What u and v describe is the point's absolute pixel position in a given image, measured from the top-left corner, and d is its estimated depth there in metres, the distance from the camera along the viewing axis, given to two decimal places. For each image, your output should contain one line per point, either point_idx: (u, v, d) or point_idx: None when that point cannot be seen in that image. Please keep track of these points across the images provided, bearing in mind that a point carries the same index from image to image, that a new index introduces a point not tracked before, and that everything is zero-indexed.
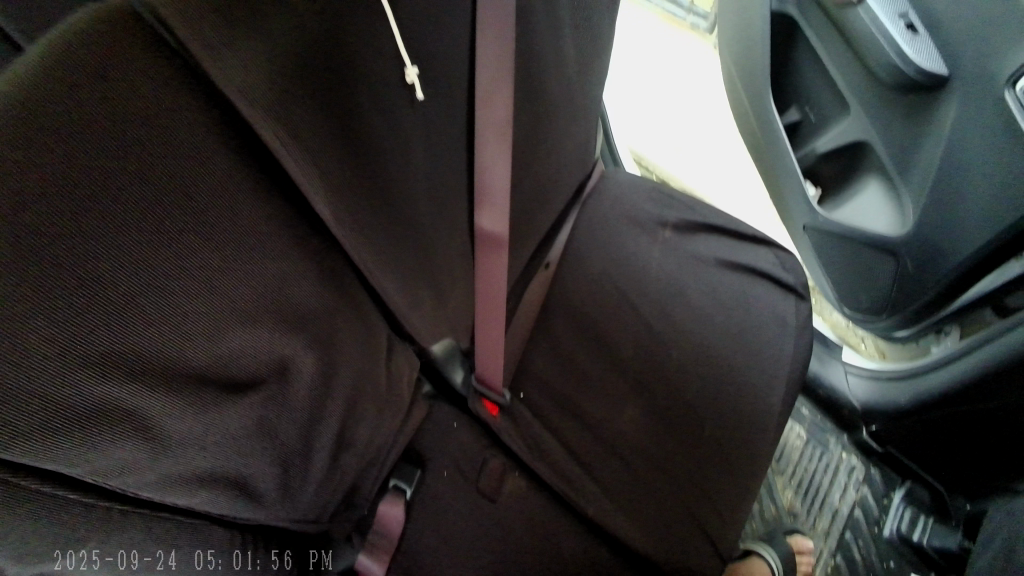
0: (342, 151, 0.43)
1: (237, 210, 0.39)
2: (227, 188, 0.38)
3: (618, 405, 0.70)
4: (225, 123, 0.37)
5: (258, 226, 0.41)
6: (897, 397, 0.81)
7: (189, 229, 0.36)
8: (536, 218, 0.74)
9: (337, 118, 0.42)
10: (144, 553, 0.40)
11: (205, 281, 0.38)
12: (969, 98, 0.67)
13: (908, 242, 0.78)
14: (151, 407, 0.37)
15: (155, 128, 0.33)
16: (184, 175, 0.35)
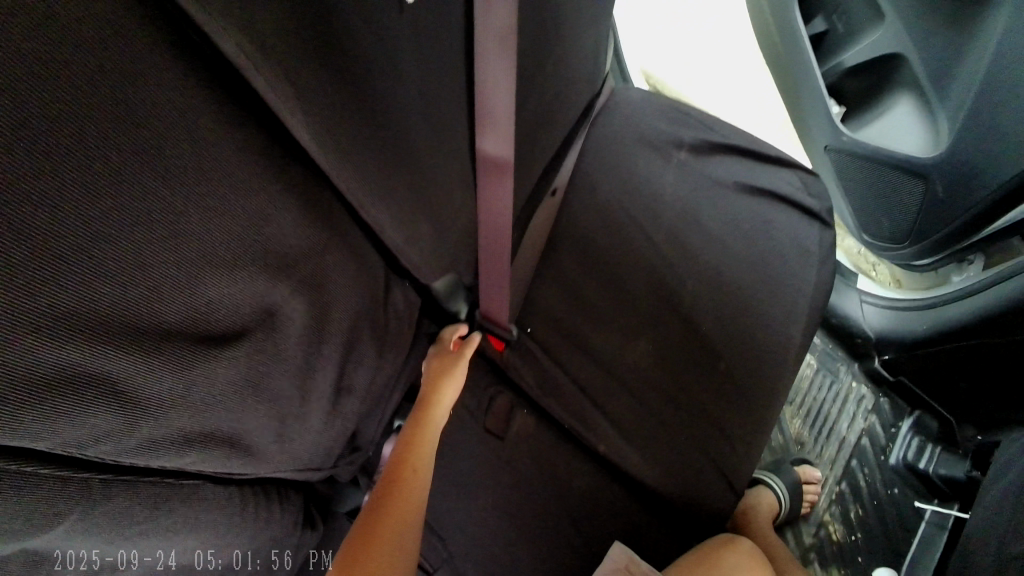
0: (316, 55, 0.36)
1: (200, 139, 0.33)
2: (186, 112, 0.32)
3: (631, 337, 0.65)
4: (172, 32, 0.31)
5: (231, 156, 0.35)
6: (914, 327, 0.79)
7: (144, 163, 0.31)
8: (541, 140, 0.68)
9: (307, 20, 0.35)
10: (139, 524, 0.38)
11: (172, 223, 0.33)
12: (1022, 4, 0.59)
13: (941, 164, 0.71)
14: (121, 369, 0.33)
15: (83, 42, 0.27)
16: (129, 99, 0.29)
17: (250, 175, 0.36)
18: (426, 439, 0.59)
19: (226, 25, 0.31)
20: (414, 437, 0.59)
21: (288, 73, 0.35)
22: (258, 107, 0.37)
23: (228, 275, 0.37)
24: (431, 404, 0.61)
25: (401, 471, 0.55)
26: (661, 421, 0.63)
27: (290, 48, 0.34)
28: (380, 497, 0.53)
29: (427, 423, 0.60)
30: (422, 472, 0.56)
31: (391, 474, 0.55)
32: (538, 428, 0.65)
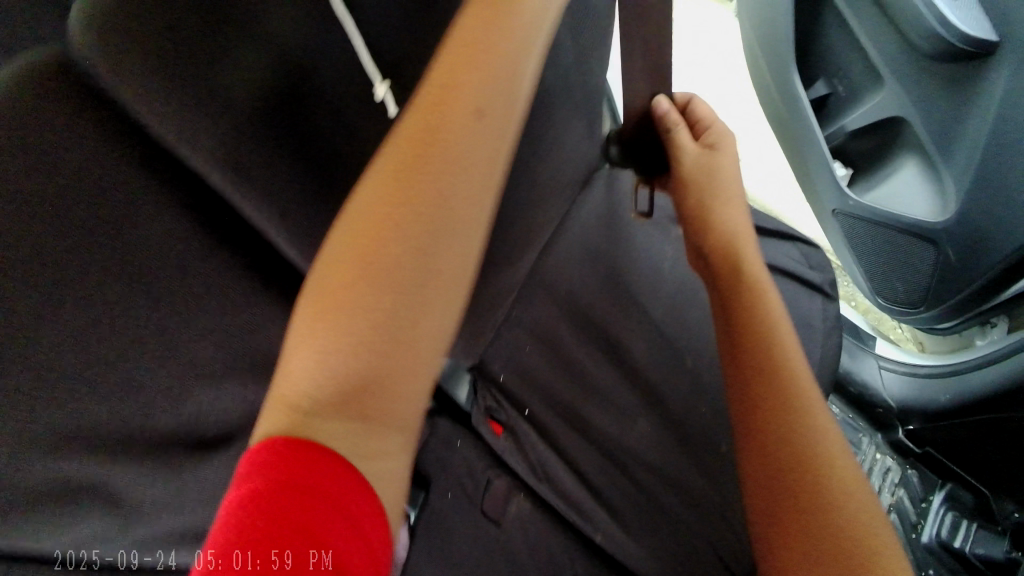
0: (296, 169, 0.41)
1: (190, 266, 0.39)
2: (182, 249, 0.38)
3: (631, 416, 0.60)
4: (174, 180, 0.37)
5: (213, 276, 0.40)
6: (937, 393, 0.77)
7: (141, 300, 0.37)
8: (541, 216, 0.67)
9: (278, 139, 0.39)
10: (144, 554, 0.42)
11: (161, 345, 0.38)
12: (1022, 66, 0.64)
13: (951, 230, 0.72)
14: (84, 467, 0.36)
15: (107, 212, 0.35)
16: (141, 248, 0.36)
17: (231, 293, 0.41)
18: (348, 332, 0.32)
19: (205, 153, 0.36)
20: (339, 313, 0.32)
21: (262, 192, 0.39)
22: (229, 224, 0.41)
23: (216, 382, 0.42)
24: (372, 240, 0.33)
25: (329, 370, 0.31)
26: (665, 510, 0.57)
27: (276, 169, 0.40)
28: (342, 329, 0.32)
29: (422, 274, 0.33)
30: (423, 327, 0.34)
31: (333, 301, 0.32)
32: (537, 513, 0.60)
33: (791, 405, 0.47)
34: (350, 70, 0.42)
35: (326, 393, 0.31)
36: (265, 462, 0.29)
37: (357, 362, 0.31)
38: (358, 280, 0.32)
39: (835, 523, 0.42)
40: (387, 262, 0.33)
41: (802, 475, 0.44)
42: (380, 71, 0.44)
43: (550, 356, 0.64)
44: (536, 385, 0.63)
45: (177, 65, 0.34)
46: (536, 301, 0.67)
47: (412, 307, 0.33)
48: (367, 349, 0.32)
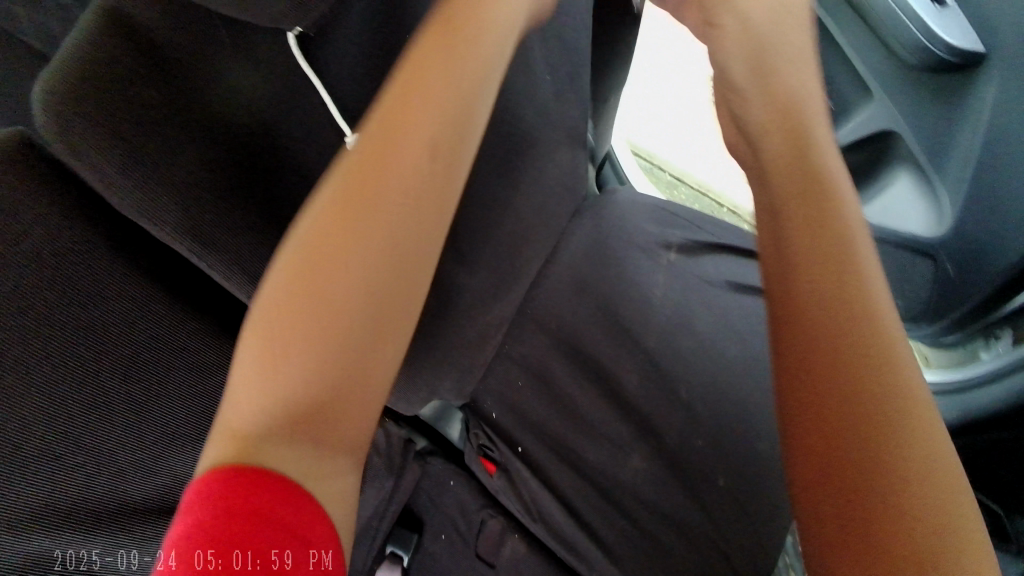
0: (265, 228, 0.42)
1: (157, 329, 0.42)
2: (149, 316, 0.41)
3: (625, 452, 0.60)
4: (135, 250, 0.41)
5: (177, 340, 0.43)
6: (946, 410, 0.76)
7: (113, 366, 0.40)
8: (530, 249, 0.66)
9: (238, 201, 0.41)
10: (144, 553, 0.44)
11: (130, 407, 0.41)
12: (1011, 77, 0.63)
13: (948, 245, 0.72)
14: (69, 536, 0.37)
15: (77, 285, 0.38)
16: (111, 316, 0.39)
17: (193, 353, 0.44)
18: (309, 328, 0.29)
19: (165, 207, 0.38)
20: (295, 311, 0.29)
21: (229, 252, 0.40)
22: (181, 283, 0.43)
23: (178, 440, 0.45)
24: (336, 234, 0.31)
25: (291, 375, 0.28)
26: (660, 546, 0.56)
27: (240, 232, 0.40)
28: (298, 339, 0.29)
29: (390, 268, 0.31)
30: (395, 328, 0.31)
31: (291, 300, 0.29)
32: (532, 553, 0.59)
33: (868, 356, 0.30)
34: None
35: (284, 397, 0.28)
36: (224, 482, 0.25)
37: (324, 371, 0.28)
38: (317, 276, 0.30)
39: (940, 545, 0.26)
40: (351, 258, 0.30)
41: (864, 472, 0.28)
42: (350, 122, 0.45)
43: (542, 391, 0.63)
44: (529, 421, 0.62)
45: (141, 142, 0.37)
46: (527, 335, 0.66)
47: (379, 300, 0.31)
48: (329, 359, 0.28)
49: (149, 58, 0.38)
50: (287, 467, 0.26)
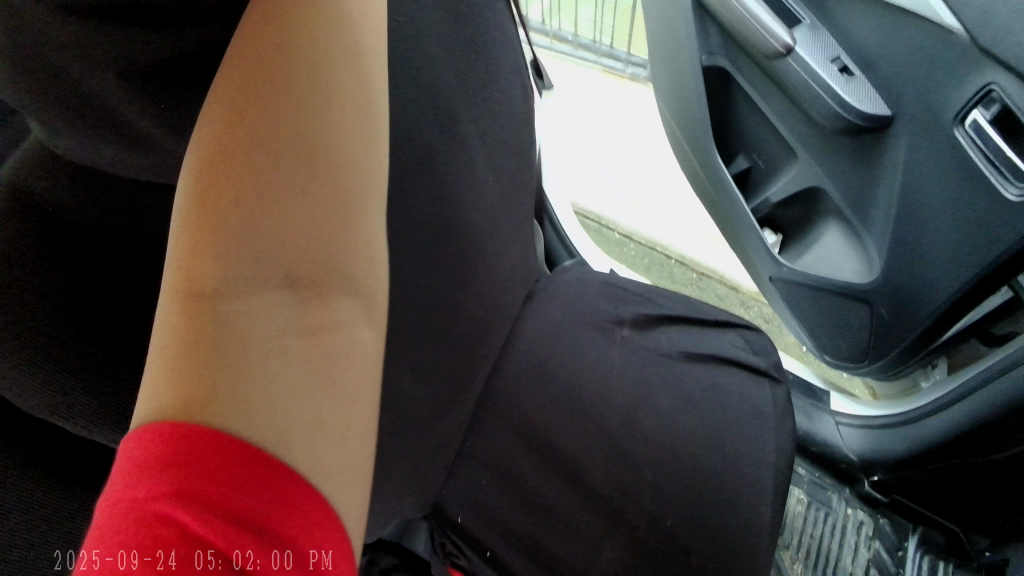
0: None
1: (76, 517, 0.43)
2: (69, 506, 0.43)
3: (598, 545, 0.60)
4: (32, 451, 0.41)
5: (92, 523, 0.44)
6: (894, 445, 0.79)
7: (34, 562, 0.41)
8: (482, 347, 0.68)
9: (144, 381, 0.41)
10: None
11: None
12: (917, 137, 0.67)
13: (880, 290, 0.75)
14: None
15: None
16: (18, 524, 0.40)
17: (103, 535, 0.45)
18: (240, 223, 0.38)
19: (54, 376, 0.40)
20: (222, 214, 0.37)
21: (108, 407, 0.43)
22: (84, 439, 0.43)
23: None
24: (246, 152, 0.38)
25: (241, 265, 0.37)
26: None
27: None
28: (236, 241, 0.37)
29: (302, 174, 0.39)
30: (333, 212, 0.41)
31: (212, 212, 0.37)
32: None
33: None
34: None
35: (242, 287, 0.37)
36: (183, 442, 0.33)
37: (283, 257, 0.39)
38: (229, 185, 0.37)
39: None
40: (270, 170, 0.38)
41: None
42: None
43: (508, 487, 0.65)
44: (498, 522, 0.63)
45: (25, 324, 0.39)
46: (490, 428, 0.68)
47: (307, 201, 0.39)
48: (276, 252, 0.39)
49: (25, 230, 0.40)
50: (260, 361, 0.37)
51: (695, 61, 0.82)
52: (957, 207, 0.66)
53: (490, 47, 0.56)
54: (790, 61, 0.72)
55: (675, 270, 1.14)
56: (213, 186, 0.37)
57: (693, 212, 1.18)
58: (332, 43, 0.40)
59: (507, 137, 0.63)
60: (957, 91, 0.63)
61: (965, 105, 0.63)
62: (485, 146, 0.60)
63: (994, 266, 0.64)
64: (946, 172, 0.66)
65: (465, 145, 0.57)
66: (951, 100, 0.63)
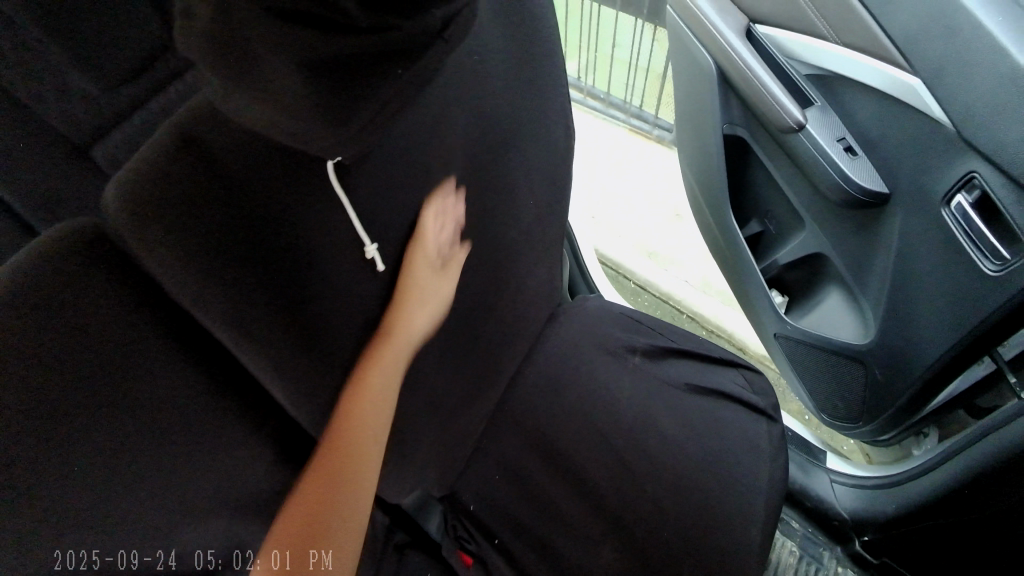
0: (270, 304, 0.46)
1: (196, 419, 0.46)
2: (203, 403, 0.47)
3: (593, 544, 0.65)
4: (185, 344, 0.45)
5: (213, 425, 0.48)
6: (885, 505, 0.81)
7: (153, 442, 0.44)
8: (506, 355, 0.75)
9: (279, 314, 0.47)
10: (144, 554, 0.46)
11: (170, 481, 0.46)
12: (910, 213, 0.76)
13: (874, 351, 0.82)
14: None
15: (122, 370, 0.42)
16: (157, 398, 0.44)
17: (218, 428, 0.48)
18: (348, 440, 0.53)
19: (205, 295, 0.43)
20: (337, 436, 0.53)
21: (222, 314, 0.44)
22: (205, 354, 0.47)
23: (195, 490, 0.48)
24: (362, 382, 0.55)
25: (343, 455, 0.53)
26: None
27: (279, 330, 0.48)
28: (342, 453, 0.53)
29: (387, 403, 0.56)
30: (376, 448, 0.56)
31: (341, 430, 0.53)
32: None
33: None
34: (334, 238, 0.50)
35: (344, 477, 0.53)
36: (294, 532, 0.51)
37: (352, 470, 0.54)
38: (353, 406, 0.54)
39: None
40: (377, 408, 0.55)
41: None
42: (370, 235, 0.53)
43: (515, 484, 0.70)
44: (502, 513, 0.68)
45: (202, 255, 0.42)
46: (503, 433, 0.74)
47: (373, 440, 0.55)
48: (359, 460, 0.54)
49: (198, 175, 0.41)
50: (352, 507, 0.54)
51: (716, 132, 0.94)
52: (942, 279, 0.73)
53: (543, 91, 0.66)
54: (802, 137, 0.82)
55: (683, 321, 1.25)
56: (337, 429, 0.53)
57: (709, 269, 1.28)
58: (425, 303, 0.59)
59: (548, 171, 0.72)
60: (943, 177, 0.71)
61: (950, 189, 0.71)
62: (529, 175, 0.69)
63: (975, 335, 0.70)
64: (936, 248, 0.73)
65: (512, 172, 0.66)
66: (939, 182, 0.72)
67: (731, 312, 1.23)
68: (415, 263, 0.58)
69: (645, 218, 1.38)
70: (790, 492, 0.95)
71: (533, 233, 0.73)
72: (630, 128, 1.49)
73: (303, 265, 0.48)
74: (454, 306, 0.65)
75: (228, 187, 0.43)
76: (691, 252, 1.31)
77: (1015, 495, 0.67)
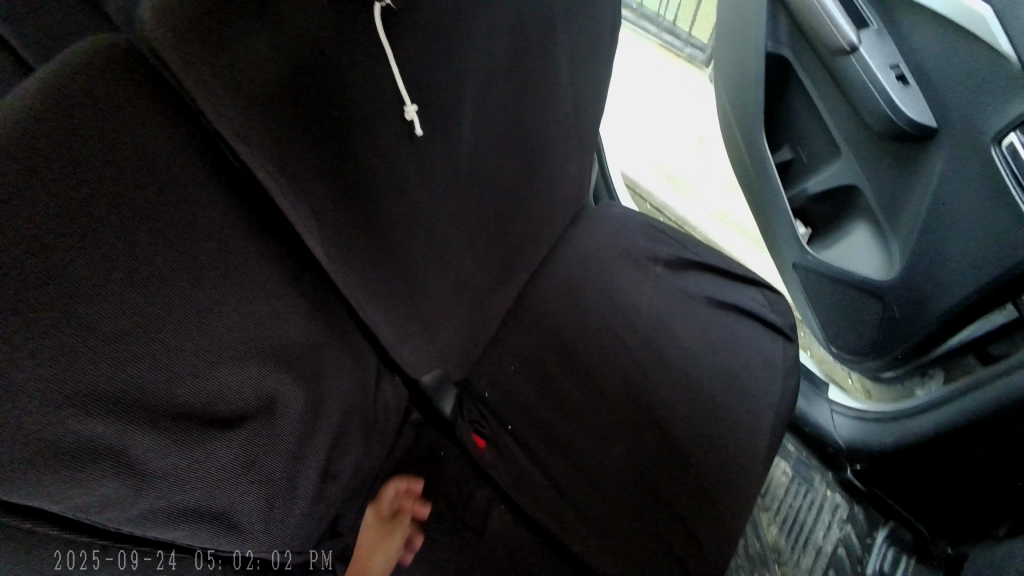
0: (313, 146, 0.44)
1: (242, 266, 0.45)
2: (240, 250, 0.44)
3: (605, 439, 0.66)
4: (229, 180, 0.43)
5: (259, 271, 0.46)
6: (882, 438, 0.84)
7: (192, 281, 0.41)
8: (527, 250, 0.74)
9: (321, 159, 0.45)
10: (144, 553, 0.42)
11: (208, 339, 0.43)
12: (955, 148, 0.72)
13: (895, 288, 0.81)
14: (136, 441, 0.40)
15: (166, 198, 0.39)
16: (199, 233, 0.41)
17: (261, 278, 0.46)
18: None
19: (258, 133, 0.40)
20: None
21: (260, 150, 0.41)
22: (244, 196, 0.45)
23: (233, 358, 0.45)
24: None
25: None
26: (635, 526, 0.62)
27: (314, 176, 0.45)
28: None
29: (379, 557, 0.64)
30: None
31: None
32: (514, 524, 0.67)
33: None
34: (374, 89, 0.46)
35: None
36: None
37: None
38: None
39: None
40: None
41: None
42: (410, 94, 0.49)
43: (533, 377, 0.72)
44: (519, 406, 0.71)
45: (254, 87, 0.39)
46: (521, 326, 0.75)
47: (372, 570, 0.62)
48: None
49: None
50: None
51: (760, 48, 0.90)
52: (981, 224, 0.70)
53: None
54: (853, 59, 0.76)
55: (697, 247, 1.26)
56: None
57: (730, 202, 1.30)
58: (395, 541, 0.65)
59: (590, 57, 0.68)
60: (998, 114, 0.67)
61: (1005, 127, 0.66)
62: (572, 57, 0.65)
63: (999, 284, 0.70)
64: (979, 186, 0.70)
65: (554, 47, 0.61)
66: (993, 119, 0.67)
67: (745, 243, 1.24)
68: (454, 128, 0.55)
69: (668, 142, 1.36)
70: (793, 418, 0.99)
71: (567, 124, 0.69)
72: (660, 45, 1.44)
73: (344, 111, 0.45)
74: (486, 187, 0.63)
75: (274, 13, 0.39)
76: (711, 182, 1.31)
77: (1011, 440, 0.68)
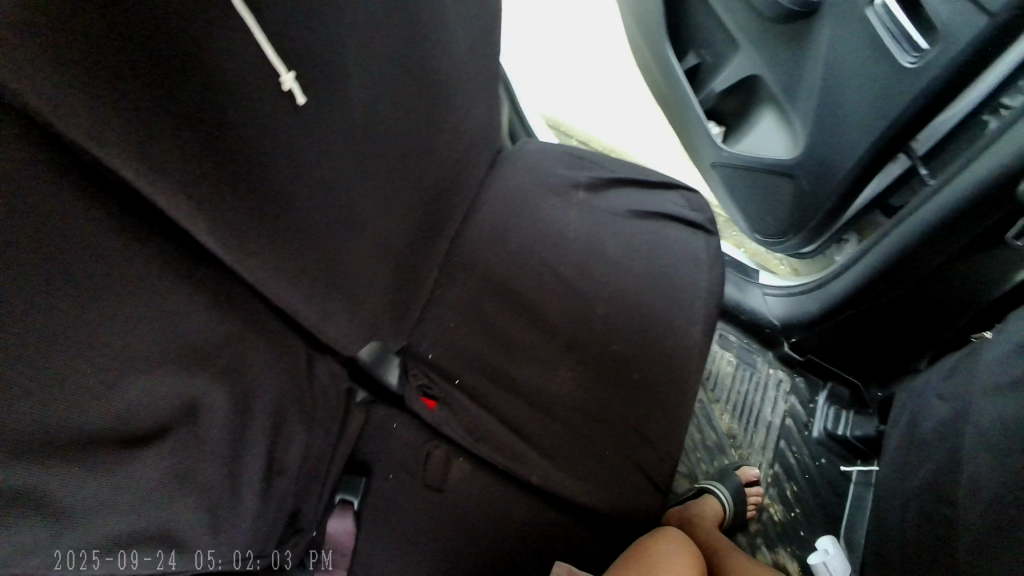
0: (181, 130, 0.40)
1: (124, 278, 0.41)
2: (120, 261, 0.41)
3: (552, 368, 0.67)
4: (101, 184, 0.39)
5: (144, 277, 0.43)
6: (811, 306, 0.89)
7: (78, 303, 0.38)
8: (448, 201, 0.72)
9: (194, 148, 0.41)
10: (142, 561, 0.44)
11: (106, 363, 0.40)
12: (836, 23, 0.72)
13: (803, 164, 0.84)
14: (43, 478, 0.36)
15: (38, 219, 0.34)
16: (76, 255, 0.37)
17: (151, 285, 0.43)
18: None
19: (121, 135, 0.36)
20: None
21: (127, 145, 0.37)
22: (122, 199, 0.41)
23: (138, 376, 0.43)
24: None
25: None
26: (591, 441, 0.65)
27: (190, 163, 0.41)
28: None
29: None
30: None
31: None
32: (474, 473, 0.68)
33: None
34: (247, 61, 0.42)
35: None
36: None
37: None
38: None
39: None
40: None
41: None
42: (285, 62, 0.45)
43: (474, 327, 0.71)
44: (466, 356, 0.71)
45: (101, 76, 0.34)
46: (456, 280, 0.74)
47: None
48: None
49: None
50: None
51: None
52: (864, 92, 0.72)
53: None
54: None
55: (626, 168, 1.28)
56: None
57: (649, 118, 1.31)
58: None
59: None
60: None
61: None
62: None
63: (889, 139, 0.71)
64: (860, 55, 0.71)
65: None
66: None
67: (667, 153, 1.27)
68: (341, 90, 0.51)
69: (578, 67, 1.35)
70: (726, 308, 1.05)
71: (466, 66, 0.66)
72: None
73: (213, 91, 0.41)
74: (390, 148, 0.60)
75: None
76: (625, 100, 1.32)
77: (917, 276, 0.73)
